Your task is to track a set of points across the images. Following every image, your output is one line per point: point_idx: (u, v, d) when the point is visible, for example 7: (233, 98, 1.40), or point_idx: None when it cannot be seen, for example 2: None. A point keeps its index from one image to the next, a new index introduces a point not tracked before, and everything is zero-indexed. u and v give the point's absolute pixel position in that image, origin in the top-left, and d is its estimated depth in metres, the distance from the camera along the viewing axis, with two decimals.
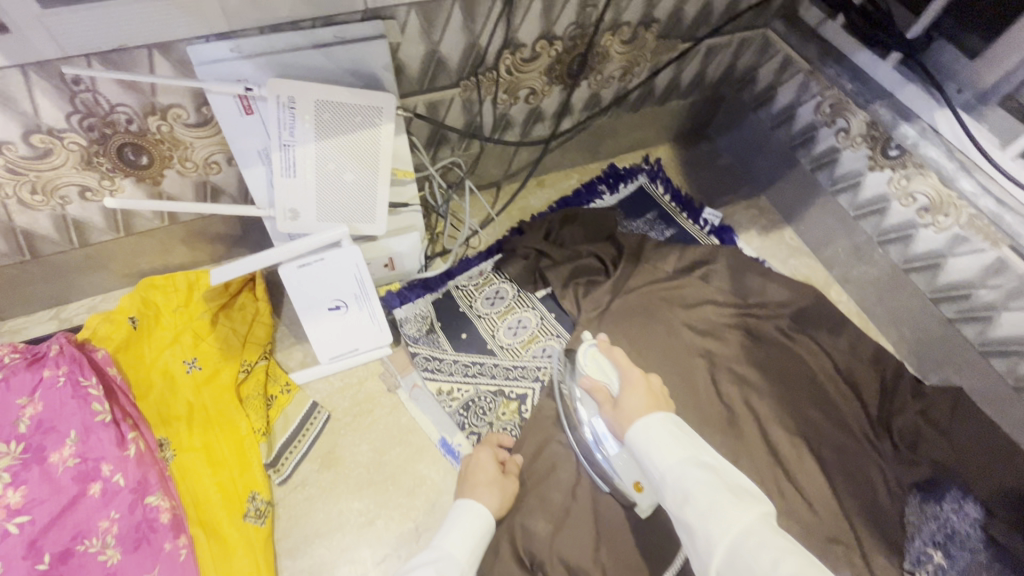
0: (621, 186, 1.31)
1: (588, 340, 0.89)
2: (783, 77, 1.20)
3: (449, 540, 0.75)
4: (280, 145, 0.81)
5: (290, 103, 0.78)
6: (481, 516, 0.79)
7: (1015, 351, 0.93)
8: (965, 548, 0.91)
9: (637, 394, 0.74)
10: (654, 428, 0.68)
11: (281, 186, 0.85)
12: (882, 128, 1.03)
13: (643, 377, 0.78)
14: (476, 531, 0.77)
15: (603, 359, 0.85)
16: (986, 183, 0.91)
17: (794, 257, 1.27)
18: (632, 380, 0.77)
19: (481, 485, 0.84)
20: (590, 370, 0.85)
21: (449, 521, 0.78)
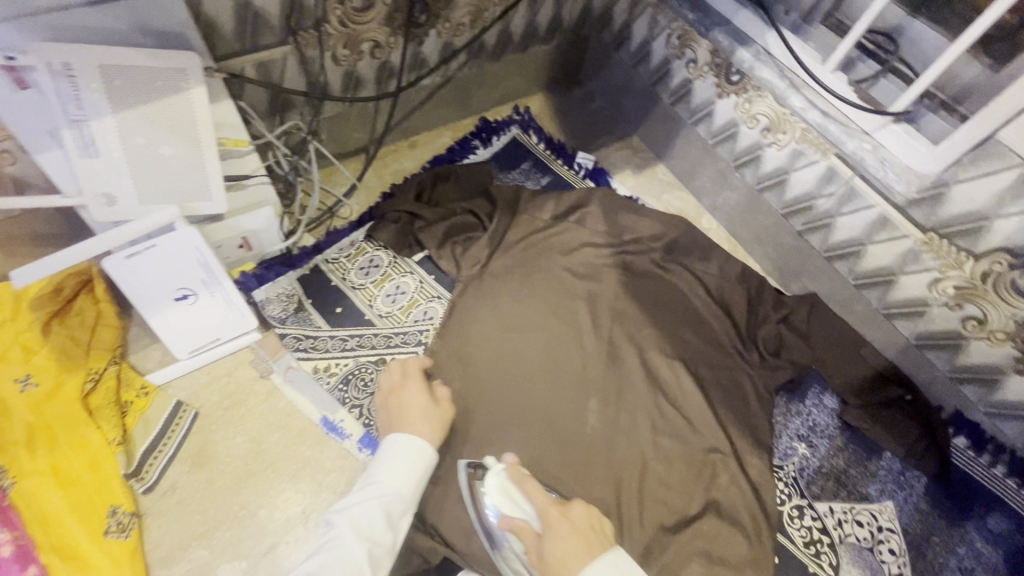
0: (495, 139, 1.29)
1: (492, 465, 0.80)
2: (635, 13, 1.21)
3: (390, 475, 0.76)
4: (69, 121, 0.72)
5: (68, 70, 0.69)
6: (421, 454, 0.79)
7: (852, 252, 1.00)
8: (824, 437, 0.99)
9: (568, 540, 0.69)
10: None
11: (81, 169, 0.75)
12: (723, 55, 1.06)
13: (563, 517, 0.73)
14: (417, 465, 0.78)
15: (516, 490, 0.78)
16: (812, 100, 0.96)
17: (667, 191, 1.31)
18: (558, 525, 0.71)
19: (415, 421, 0.83)
20: (506, 507, 0.76)
21: (388, 451, 0.78)
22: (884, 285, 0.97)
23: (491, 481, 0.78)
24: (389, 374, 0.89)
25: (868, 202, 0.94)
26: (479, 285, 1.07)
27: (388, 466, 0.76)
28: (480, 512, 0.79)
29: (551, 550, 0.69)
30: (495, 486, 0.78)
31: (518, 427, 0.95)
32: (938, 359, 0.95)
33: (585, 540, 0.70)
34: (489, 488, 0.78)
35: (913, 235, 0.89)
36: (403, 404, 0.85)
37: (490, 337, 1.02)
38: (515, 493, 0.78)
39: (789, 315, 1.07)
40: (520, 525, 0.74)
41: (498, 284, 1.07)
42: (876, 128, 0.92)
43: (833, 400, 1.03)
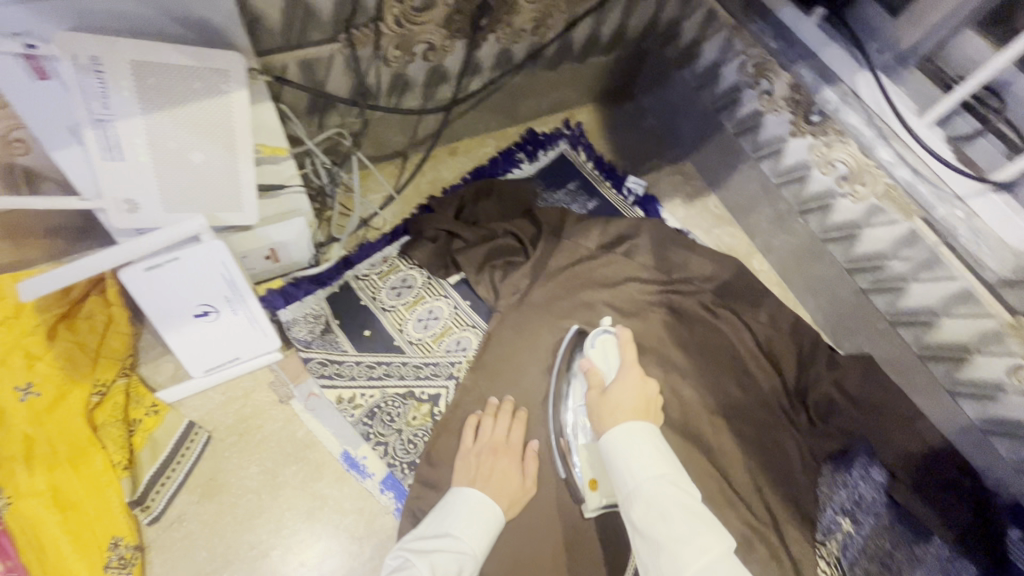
0: (541, 153, 1.21)
1: (605, 326, 0.93)
2: (706, 32, 1.12)
3: (465, 530, 0.73)
4: (93, 121, 0.64)
5: (94, 65, 0.61)
6: (495, 514, 0.76)
7: (922, 322, 0.93)
8: (870, 513, 0.93)
9: (631, 395, 0.80)
10: (641, 436, 0.72)
11: (104, 174, 0.67)
12: (804, 92, 0.98)
13: (639, 380, 0.82)
14: (490, 526, 0.75)
15: (611, 349, 0.90)
16: (903, 153, 0.89)
17: (718, 226, 1.24)
18: (629, 380, 0.82)
19: (496, 484, 0.81)
20: (595, 355, 0.89)
21: (465, 504, 0.76)
22: (955, 361, 0.91)
23: (597, 335, 0.92)
24: (485, 421, 0.87)
25: (951, 273, 0.86)
26: (518, 316, 1.00)
27: (465, 522, 0.74)
28: (572, 359, 0.93)
29: (613, 391, 0.81)
30: (598, 341, 0.92)
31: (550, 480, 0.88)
32: (1002, 445, 0.90)
33: (645, 409, 0.78)
34: (593, 338, 0.92)
35: (999, 316, 0.83)
36: (492, 462, 0.83)
37: (525, 376, 0.95)
38: (610, 352, 0.90)
39: (841, 378, 1.01)
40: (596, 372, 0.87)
41: (536, 316, 1.00)
42: (972, 194, 0.84)
43: (880, 473, 0.95)
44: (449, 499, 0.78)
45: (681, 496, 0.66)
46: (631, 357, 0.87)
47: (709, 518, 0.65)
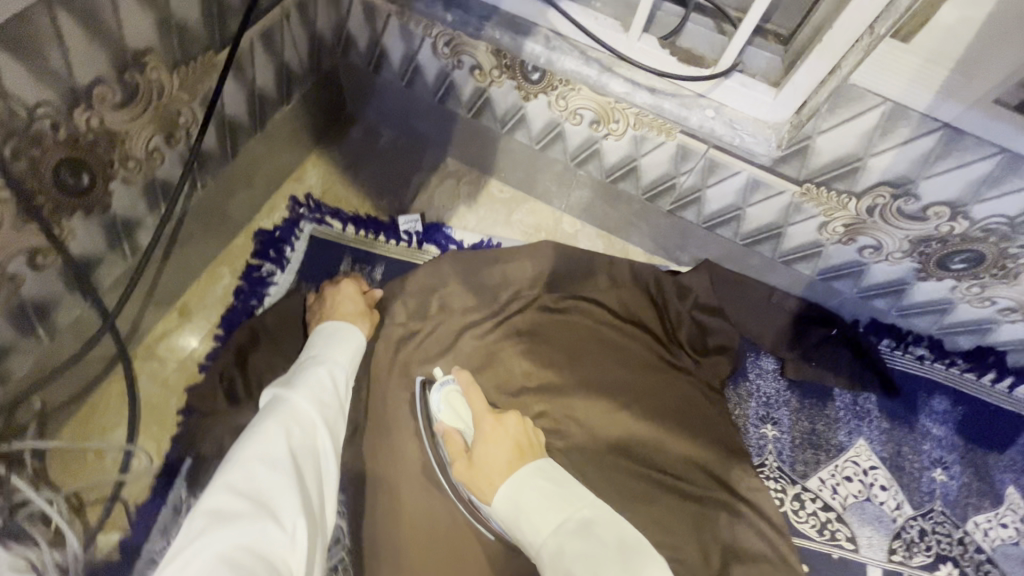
0: (289, 251, 0.98)
1: (439, 379, 0.85)
2: (378, 26, 0.93)
3: (328, 351, 0.78)
4: None
5: None
6: (356, 336, 0.82)
7: (732, 217, 0.91)
8: (781, 406, 0.95)
9: (499, 450, 0.75)
10: (529, 492, 0.70)
11: None
12: (509, 54, 0.84)
13: (497, 425, 0.77)
14: (353, 345, 0.81)
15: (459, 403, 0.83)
16: (631, 77, 0.79)
17: (516, 209, 1.10)
18: (484, 428, 0.77)
19: (340, 316, 0.86)
20: (447, 416, 0.82)
21: (327, 332, 0.81)
22: (773, 238, 0.90)
23: (439, 392, 0.84)
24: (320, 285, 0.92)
25: (732, 170, 0.83)
26: (374, 455, 0.86)
27: (331, 346, 0.78)
28: (430, 430, 0.85)
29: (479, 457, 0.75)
30: (443, 400, 0.83)
31: None
32: (844, 285, 0.93)
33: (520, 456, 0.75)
34: (436, 399, 0.84)
35: (789, 190, 0.81)
36: (337, 304, 0.87)
37: (420, 516, 0.82)
38: (459, 404, 0.83)
39: (697, 298, 0.98)
40: (455, 432, 0.81)
41: (386, 447, 0.86)
42: (709, 89, 0.77)
43: (770, 360, 0.99)
44: (313, 334, 0.82)
45: (589, 537, 0.65)
46: (481, 404, 0.80)
47: (618, 541, 0.64)
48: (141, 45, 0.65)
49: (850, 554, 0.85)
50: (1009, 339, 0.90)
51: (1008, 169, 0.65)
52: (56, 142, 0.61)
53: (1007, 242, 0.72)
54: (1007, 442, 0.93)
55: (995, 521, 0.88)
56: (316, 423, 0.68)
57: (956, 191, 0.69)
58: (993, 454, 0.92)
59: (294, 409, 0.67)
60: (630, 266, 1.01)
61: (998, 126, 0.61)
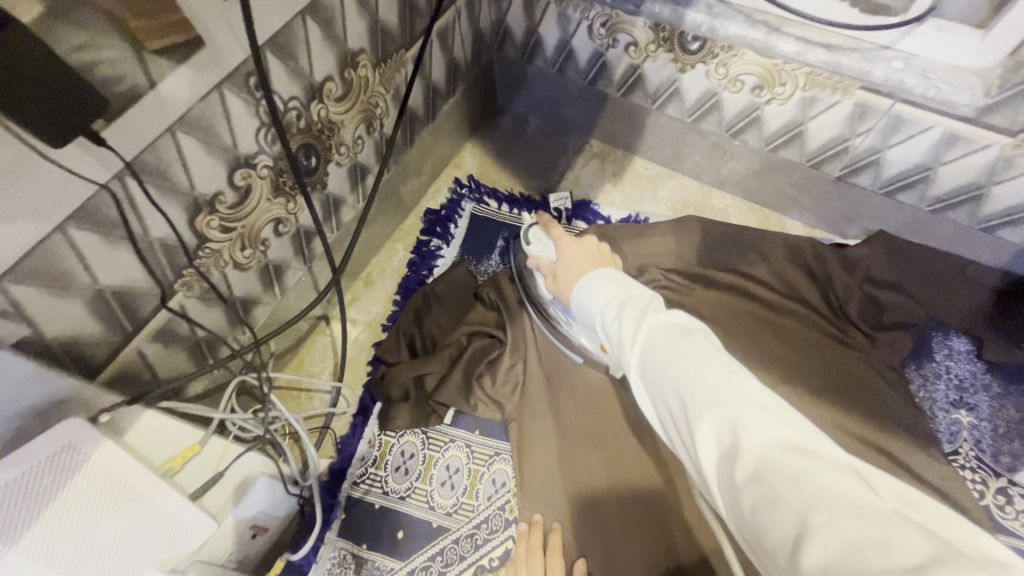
0: (453, 228, 1.09)
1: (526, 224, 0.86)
2: (536, 16, 1.00)
3: None
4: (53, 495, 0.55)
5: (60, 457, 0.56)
6: None
7: (920, 179, 0.83)
8: (977, 392, 0.85)
9: (580, 260, 0.71)
10: (593, 284, 0.61)
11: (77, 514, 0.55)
12: (668, 27, 0.85)
13: (580, 246, 0.74)
14: None
15: (546, 232, 0.82)
16: (804, 35, 0.75)
17: (661, 186, 1.11)
18: (566, 248, 0.74)
19: None
20: (536, 249, 0.82)
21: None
22: (973, 201, 0.81)
23: (527, 232, 0.85)
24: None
25: (923, 125, 0.76)
26: (533, 402, 0.89)
27: None
28: (529, 267, 0.87)
29: (562, 271, 0.73)
30: (532, 236, 0.84)
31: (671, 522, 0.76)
32: None
33: (596, 259, 0.70)
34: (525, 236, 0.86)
35: (998, 141, 0.72)
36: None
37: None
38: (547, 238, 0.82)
39: (871, 270, 0.90)
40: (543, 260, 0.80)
41: (546, 398, 0.89)
42: (897, 39, 0.70)
43: (963, 342, 0.89)
44: None
45: (623, 306, 0.55)
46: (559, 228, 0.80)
47: (639, 302, 0.54)
48: (356, 47, 0.77)
49: None
50: None
51: None
52: (297, 130, 0.75)
53: None
54: None
55: None
56: None
57: None
58: None
59: None
60: (789, 238, 0.96)
61: None
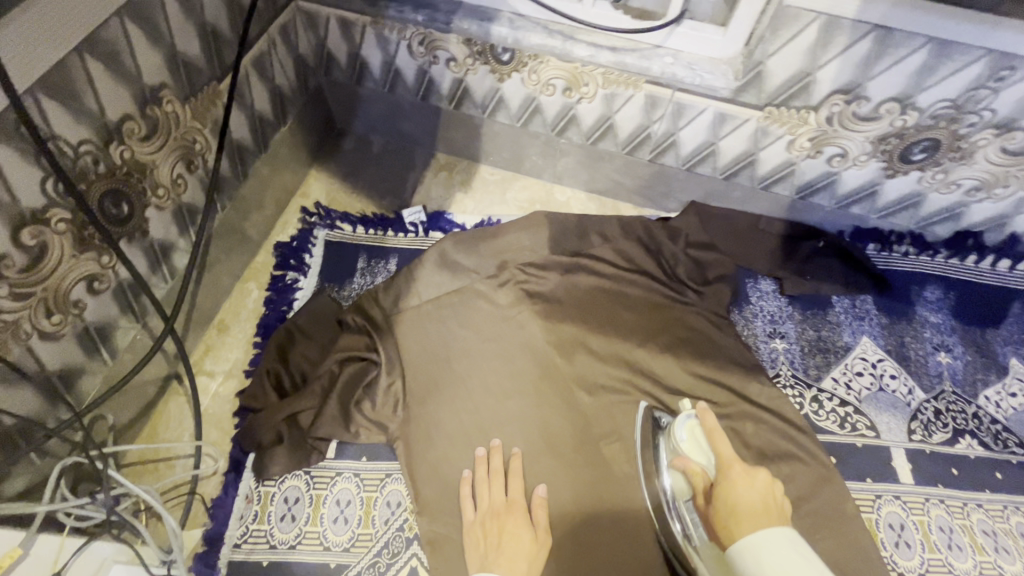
0: (307, 258, 1.06)
1: (686, 411, 0.84)
2: (355, 39, 1.02)
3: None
4: None
5: None
6: None
7: (707, 154, 0.98)
8: (785, 321, 1.02)
9: (744, 495, 0.62)
10: (767, 544, 0.53)
11: None
12: (479, 41, 0.93)
13: (745, 472, 0.66)
14: None
15: (703, 437, 0.80)
16: (593, 40, 0.87)
17: (508, 189, 1.19)
18: (729, 466, 0.68)
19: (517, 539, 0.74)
20: (689, 449, 0.79)
21: None
22: (749, 167, 0.97)
23: (683, 423, 0.82)
24: (479, 488, 0.81)
25: (699, 108, 0.90)
26: (413, 402, 0.90)
27: None
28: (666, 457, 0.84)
29: (720, 492, 0.66)
30: (687, 430, 0.82)
31: (552, 419, 0.89)
32: (823, 199, 1.00)
33: (766, 504, 0.61)
34: (680, 427, 0.82)
35: (753, 116, 0.88)
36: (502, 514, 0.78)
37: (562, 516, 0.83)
38: (702, 440, 0.79)
39: (688, 236, 1.05)
40: (695, 467, 0.75)
41: (428, 396, 0.90)
42: (666, 37, 0.85)
43: (768, 281, 1.06)
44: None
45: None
46: (727, 446, 0.71)
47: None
48: (154, 82, 0.73)
49: (873, 441, 0.90)
50: (981, 220, 0.96)
51: (939, 56, 0.71)
52: (98, 177, 0.68)
53: (957, 123, 0.79)
54: (1000, 314, 0.99)
55: (1005, 392, 0.96)
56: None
57: (900, 85, 0.76)
58: (991, 331, 0.99)
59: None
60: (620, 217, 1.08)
61: (917, 18, 0.68)
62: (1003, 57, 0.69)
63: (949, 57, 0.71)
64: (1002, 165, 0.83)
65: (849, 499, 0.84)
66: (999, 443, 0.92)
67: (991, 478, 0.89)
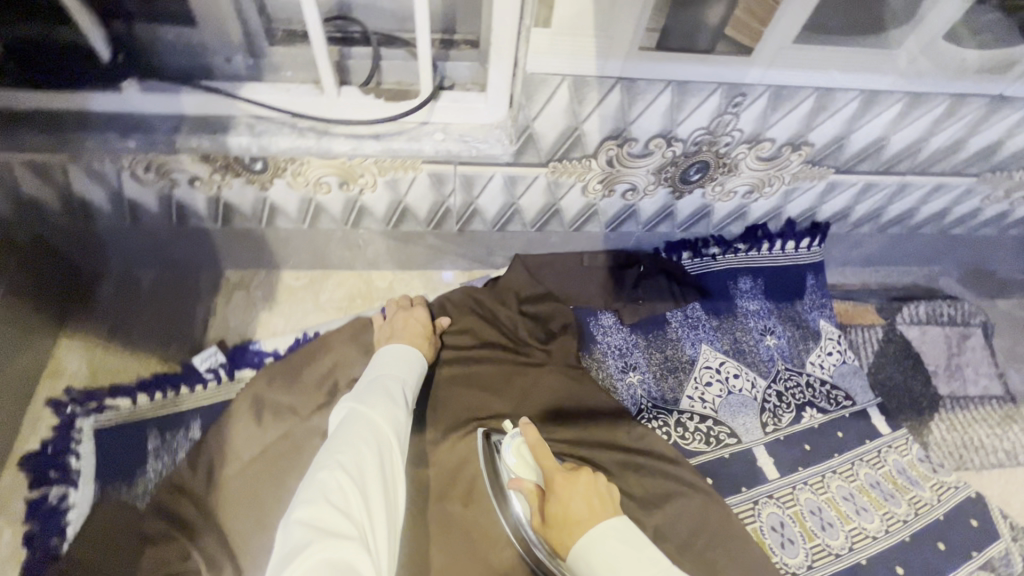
0: (74, 461, 0.83)
1: (510, 431, 0.82)
2: (57, 179, 0.80)
3: (399, 369, 0.82)
4: None
5: None
6: (407, 354, 0.85)
7: (512, 213, 0.94)
8: (633, 350, 1.02)
9: (575, 506, 0.70)
10: (602, 542, 0.66)
11: None
12: (219, 155, 0.78)
13: (569, 482, 0.73)
14: (415, 360, 0.85)
15: (531, 454, 0.80)
16: (353, 132, 0.78)
17: (320, 291, 1.06)
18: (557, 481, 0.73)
19: (409, 326, 0.91)
20: (518, 469, 0.80)
21: (387, 355, 0.84)
22: (555, 215, 0.96)
23: (510, 445, 0.81)
24: (387, 306, 0.96)
25: (486, 176, 0.85)
26: None
27: (403, 363, 0.83)
28: (502, 481, 0.82)
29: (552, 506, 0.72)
30: (514, 451, 0.81)
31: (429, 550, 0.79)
32: (631, 227, 1.02)
33: (592, 505, 0.70)
34: (507, 449, 0.81)
35: (540, 173, 0.85)
36: (401, 318, 0.92)
37: None
38: (529, 456, 0.80)
39: (518, 293, 1.01)
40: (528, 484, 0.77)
41: None
42: (429, 114, 0.77)
43: (608, 314, 1.05)
44: (391, 350, 0.85)
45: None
46: (551, 460, 0.76)
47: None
48: None
49: (737, 447, 0.93)
50: (762, 214, 1.03)
51: (682, 94, 0.73)
52: None
53: (716, 145, 0.83)
54: (801, 286, 1.10)
55: (822, 353, 1.06)
56: (394, 403, 0.76)
57: (659, 123, 0.78)
58: (797, 302, 1.09)
59: (392, 368, 0.82)
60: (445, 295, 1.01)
61: (652, 67, 0.69)
62: (733, 86, 0.73)
63: (690, 94, 0.73)
64: (762, 170, 0.89)
65: (734, 518, 0.85)
66: (831, 401, 1.00)
67: (835, 440, 0.97)
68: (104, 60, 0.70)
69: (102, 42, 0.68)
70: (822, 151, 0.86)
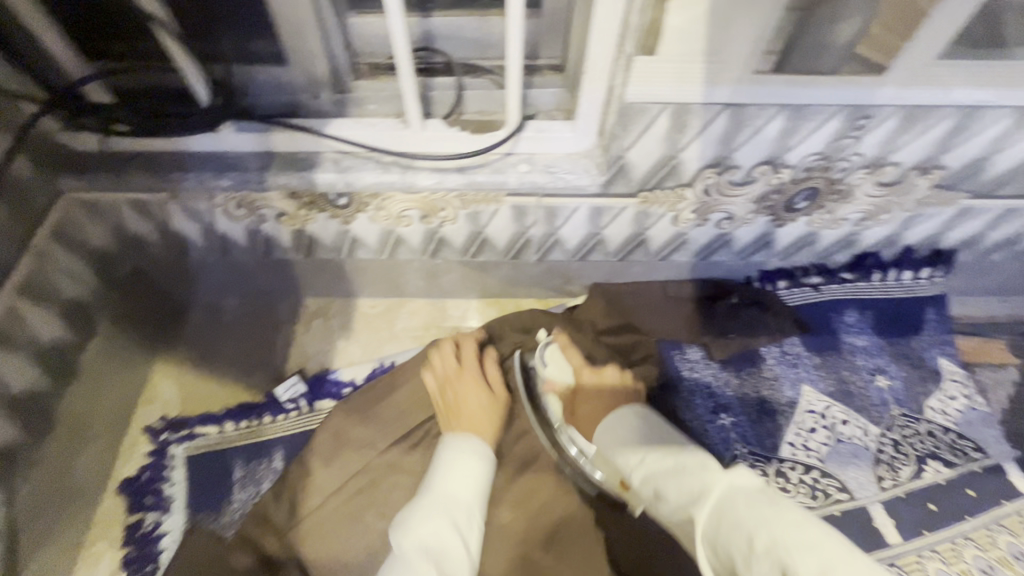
0: (168, 487, 0.86)
1: (542, 341, 0.87)
2: (158, 217, 0.83)
3: (461, 489, 0.71)
4: None
5: None
6: (472, 460, 0.75)
7: (594, 243, 0.90)
8: (724, 389, 0.94)
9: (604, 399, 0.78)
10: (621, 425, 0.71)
11: None
12: (306, 192, 0.79)
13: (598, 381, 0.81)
14: (480, 473, 0.75)
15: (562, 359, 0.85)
16: (436, 166, 0.75)
17: (395, 319, 1.05)
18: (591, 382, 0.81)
19: (473, 406, 0.83)
20: (551, 372, 0.85)
21: (450, 456, 0.75)
22: (640, 245, 0.90)
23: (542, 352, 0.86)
24: (434, 359, 0.88)
25: (571, 208, 0.81)
26: None
27: (466, 481, 0.72)
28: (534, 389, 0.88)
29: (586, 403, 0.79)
30: (546, 357, 0.86)
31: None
32: (723, 255, 0.94)
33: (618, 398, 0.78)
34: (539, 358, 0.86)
35: (629, 204, 0.80)
36: (462, 394, 0.84)
37: None
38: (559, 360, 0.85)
39: (595, 324, 0.95)
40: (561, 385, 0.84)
41: None
42: (514, 145, 0.74)
43: (695, 348, 0.97)
44: (452, 449, 0.76)
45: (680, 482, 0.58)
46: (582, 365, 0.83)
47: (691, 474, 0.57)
48: None
49: (850, 504, 0.84)
50: (875, 241, 0.93)
51: (797, 118, 0.66)
52: None
53: (830, 170, 0.74)
54: (918, 320, 0.98)
55: (944, 397, 0.93)
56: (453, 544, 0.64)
57: (766, 151, 0.71)
58: (913, 339, 0.97)
59: (456, 490, 0.71)
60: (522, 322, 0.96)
61: (765, 92, 0.62)
62: (858, 108, 0.65)
63: (805, 118, 0.66)
64: (881, 197, 0.80)
65: None
66: (959, 452, 0.88)
67: (966, 499, 0.84)
68: (204, 102, 0.70)
69: (202, 86, 0.69)
70: (956, 175, 0.75)
